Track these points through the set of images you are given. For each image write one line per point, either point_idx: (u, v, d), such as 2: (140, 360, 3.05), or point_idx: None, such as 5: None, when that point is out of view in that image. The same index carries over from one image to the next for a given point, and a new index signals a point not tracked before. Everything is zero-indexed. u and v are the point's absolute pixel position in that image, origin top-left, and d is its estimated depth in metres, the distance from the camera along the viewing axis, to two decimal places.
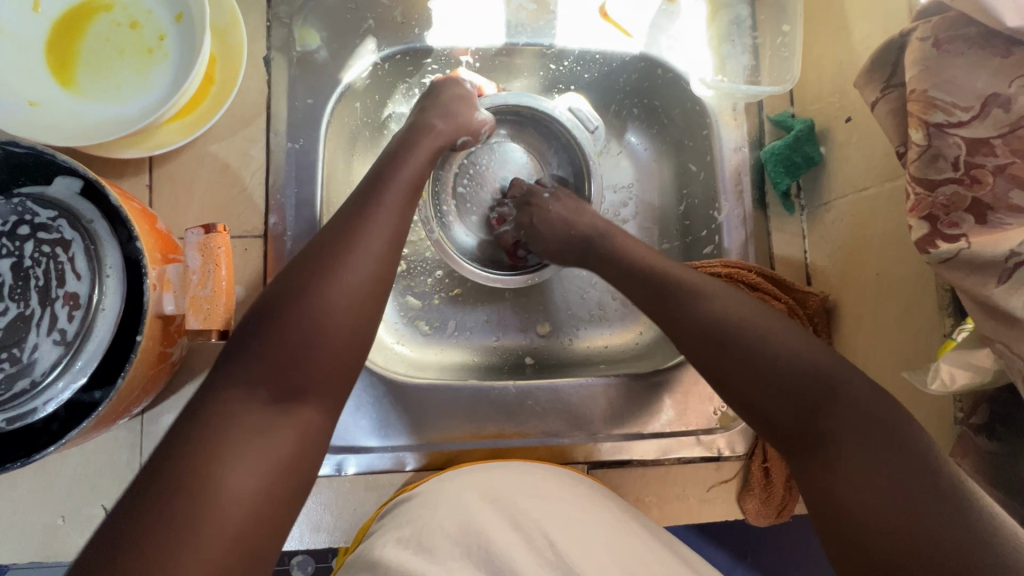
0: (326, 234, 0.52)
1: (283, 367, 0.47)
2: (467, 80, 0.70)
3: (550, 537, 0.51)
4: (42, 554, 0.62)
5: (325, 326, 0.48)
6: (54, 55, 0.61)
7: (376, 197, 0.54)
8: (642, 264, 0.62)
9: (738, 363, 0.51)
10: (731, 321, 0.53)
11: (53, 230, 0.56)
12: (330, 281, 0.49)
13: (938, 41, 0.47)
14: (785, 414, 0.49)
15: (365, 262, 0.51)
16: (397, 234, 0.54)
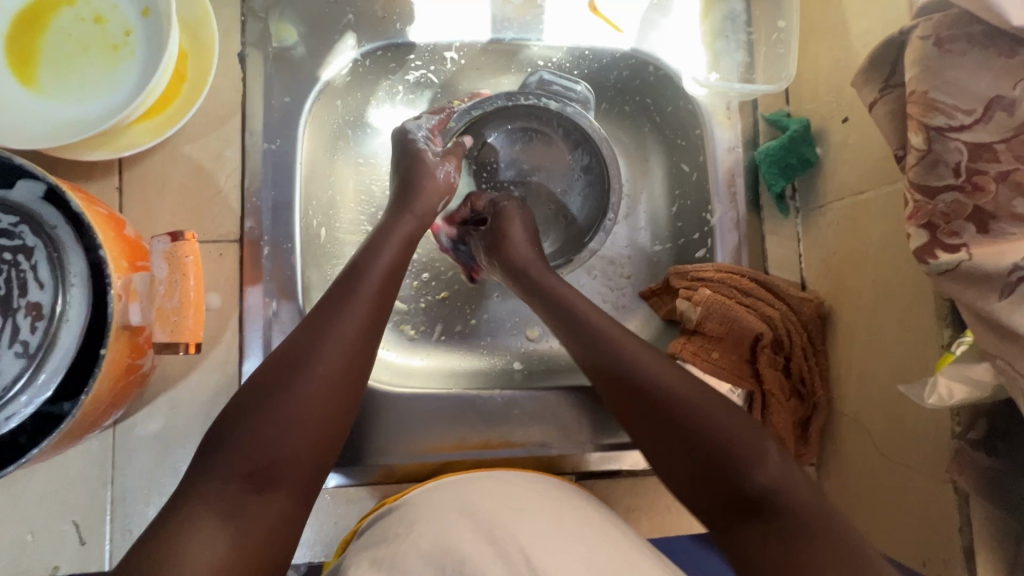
0: (301, 327, 0.52)
1: (247, 457, 0.45)
2: (419, 120, 0.66)
3: (526, 551, 0.47)
4: (12, 571, 0.60)
5: (294, 418, 0.47)
6: (15, 52, 0.58)
7: (354, 284, 0.54)
8: (574, 316, 0.59)
9: (659, 435, 0.51)
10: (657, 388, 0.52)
11: (15, 236, 0.53)
12: (302, 374, 0.48)
13: (939, 40, 0.45)
14: (702, 489, 0.48)
15: (336, 352, 0.50)
16: (373, 321, 0.53)
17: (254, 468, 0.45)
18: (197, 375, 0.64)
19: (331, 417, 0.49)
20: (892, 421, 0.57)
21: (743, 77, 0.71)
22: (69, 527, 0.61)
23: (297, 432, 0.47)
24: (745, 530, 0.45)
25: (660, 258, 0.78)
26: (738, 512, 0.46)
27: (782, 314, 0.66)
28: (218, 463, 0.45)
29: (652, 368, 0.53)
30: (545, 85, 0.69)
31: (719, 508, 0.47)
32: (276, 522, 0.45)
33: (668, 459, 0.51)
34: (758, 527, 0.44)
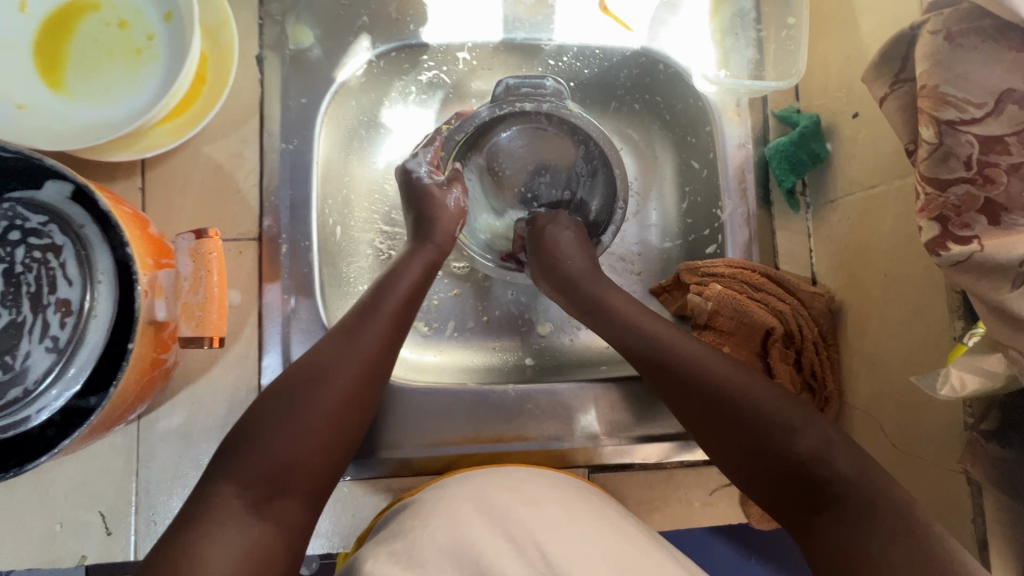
0: (324, 343, 0.55)
1: (265, 460, 0.48)
2: (416, 160, 0.67)
3: (542, 547, 0.49)
4: (40, 560, 0.62)
5: (313, 428, 0.50)
6: (43, 57, 0.60)
7: (375, 302, 0.58)
8: (623, 317, 0.62)
9: (724, 432, 0.54)
10: (715, 386, 0.55)
11: (44, 234, 0.55)
12: (322, 386, 0.52)
13: (950, 35, 0.45)
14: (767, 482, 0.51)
15: (354, 366, 0.53)
16: (393, 337, 0.57)
17: (272, 470, 0.48)
18: (217, 371, 0.66)
19: (346, 427, 0.52)
20: (903, 415, 0.57)
21: (753, 74, 0.71)
22: (95, 518, 0.63)
23: (311, 440, 0.50)
24: (814, 522, 0.48)
25: (671, 254, 0.79)
26: (806, 506, 0.49)
27: (792, 309, 0.67)
28: (240, 465, 0.48)
29: (716, 369, 0.56)
30: (512, 92, 0.65)
31: (786, 500, 0.50)
32: (291, 524, 0.48)
33: (730, 455, 0.53)
34: (825, 520, 0.47)
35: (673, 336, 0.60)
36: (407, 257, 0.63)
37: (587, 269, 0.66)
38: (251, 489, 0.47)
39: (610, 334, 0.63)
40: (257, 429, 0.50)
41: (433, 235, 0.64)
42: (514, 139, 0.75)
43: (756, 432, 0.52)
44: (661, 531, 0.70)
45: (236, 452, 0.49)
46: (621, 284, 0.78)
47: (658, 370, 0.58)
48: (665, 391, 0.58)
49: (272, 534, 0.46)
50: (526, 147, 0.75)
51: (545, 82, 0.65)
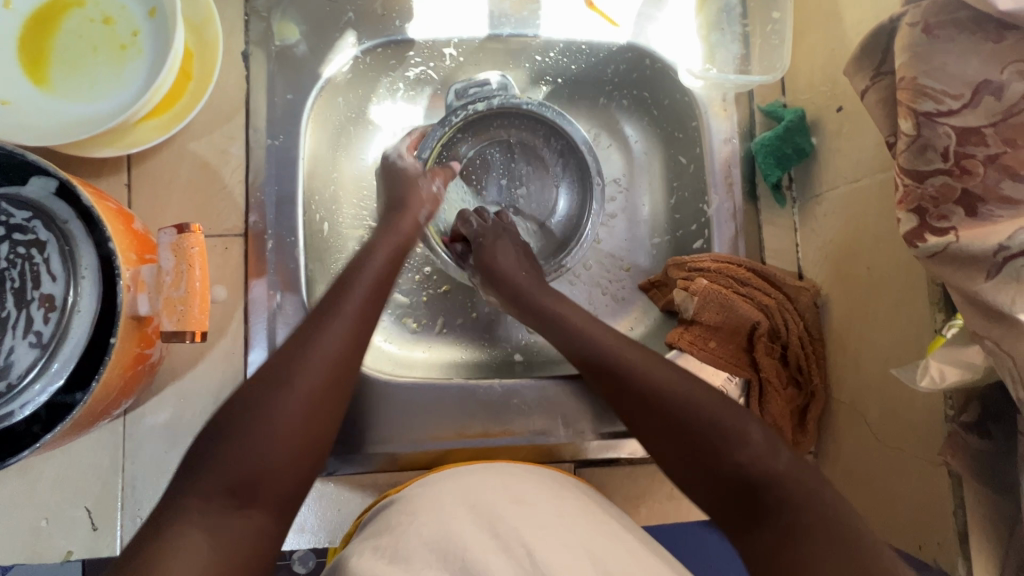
0: (287, 344, 0.53)
1: (234, 470, 0.47)
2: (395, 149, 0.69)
3: (528, 545, 0.48)
4: (27, 555, 0.62)
5: (279, 433, 0.49)
6: (27, 53, 0.60)
7: (339, 298, 0.55)
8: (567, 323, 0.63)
9: (672, 439, 0.54)
10: (657, 390, 0.56)
11: (28, 231, 0.55)
12: (286, 389, 0.50)
13: (928, 26, 0.45)
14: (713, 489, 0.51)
15: (323, 367, 0.52)
16: (358, 335, 0.54)
17: (236, 482, 0.47)
18: (204, 366, 0.66)
19: (314, 430, 0.50)
20: (887, 408, 0.57)
21: (739, 68, 0.71)
22: (81, 513, 0.63)
23: (286, 432, 0.49)
24: (751, 530, 0.47)
25: (658, 250, 0.79)
26: (746, 516, 0.48)
27: (778, 304, 0.67)
28: (213, 458, 0.47)
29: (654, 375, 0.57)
30: (462, 96, 0.70)
31: (725, 506, 0.50)
32: (257, 535, 0.47)
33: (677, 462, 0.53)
34: (763, 532, 0.46)
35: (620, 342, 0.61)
36: (370, 247, 0.61)
37: (532, 282, 0.67)
38: (215, 502, 0.46)
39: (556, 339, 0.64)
40: (222, 437, 0.48)
41: (396, 223, 0.63)
42: (488, 147, 0.76)
43: (704, 441, 0.52)
44: (648, 526, 0.70)
45: (201, 463, 0.47)
46: (609, 280, 0.78)
47: (600, 375, 0.60)
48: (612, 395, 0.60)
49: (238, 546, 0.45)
50: (504, 152, 0.76)
51: (490, 82, 0.70)
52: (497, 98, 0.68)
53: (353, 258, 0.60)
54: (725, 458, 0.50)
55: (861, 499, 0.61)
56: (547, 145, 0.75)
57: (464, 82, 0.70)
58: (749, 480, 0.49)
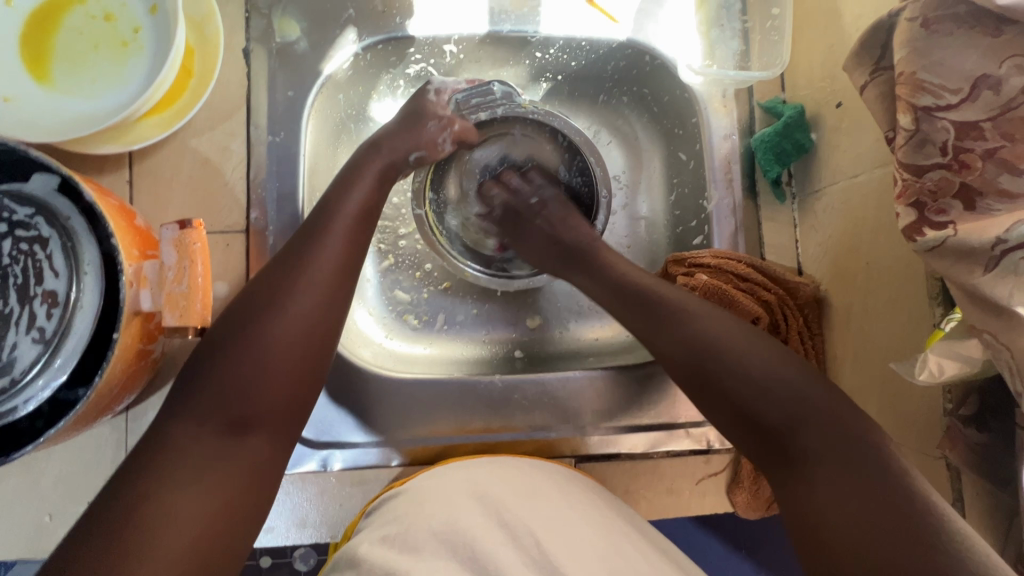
0: (271, 269, 0.53)
1: (229, 401, 0.48)
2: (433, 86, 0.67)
3: (536, 535, 0.50)
4: (31, 551, 0.62)
5: (269, 362, 0.49)
6: (29, 50, 0.61)
7: (324, 223, 0.55)
8: (615, 281, 0.64)
9: (709, 381, 0.54)
10: (703, 334, 0.56)
11: (31, 226, 0.55)
12: (269, 318, 0.50)
13: (927, 21, 0.45)
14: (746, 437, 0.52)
15: (311, 291, 0.52)
16: (346, 259, 0.54)
17: (233, 413, 0.48)
18: None
19: (305, 356, 0.51)
20: (886, 402, 0.58)
21: (738, 65, 0.71)
22: (84, 509, 0.63)
23: (274, 375, 0.49)
24: (781, 473, 0.49)
25: (658, 246, 0.79)
26: (779, 461, 0.50)
27: (778, 299, 0.67)
28: (202, 401, 0.48)
29: (694, 320, 0.57)
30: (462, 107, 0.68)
31: (762, 448, 0.51)
32: (256, 462, 0.48)
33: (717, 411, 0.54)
34: (790, 476, 0.49)
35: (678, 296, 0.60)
36: (357, 168, 0.61)
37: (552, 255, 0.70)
38: (212, 433, 0.47)
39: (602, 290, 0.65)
40: (213, 362, 0.49)
41: (384, 144, 0.63)
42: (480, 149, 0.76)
43: (742, 391, 0.52)
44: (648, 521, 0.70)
45: (193, 390, 0.48)
46: None
47: (649, 331, 0.60)
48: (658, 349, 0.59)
49: (240, 472, 0.47)
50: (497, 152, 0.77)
51: (495, 90, 0.68)
52: (501, 107, 0.68)
53: (337, 181, 0.60)
54: (771, 403, 0.51)
55: None
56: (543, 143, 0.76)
57: (465, 89, 0.68)
58: (779, 430, 0.50)
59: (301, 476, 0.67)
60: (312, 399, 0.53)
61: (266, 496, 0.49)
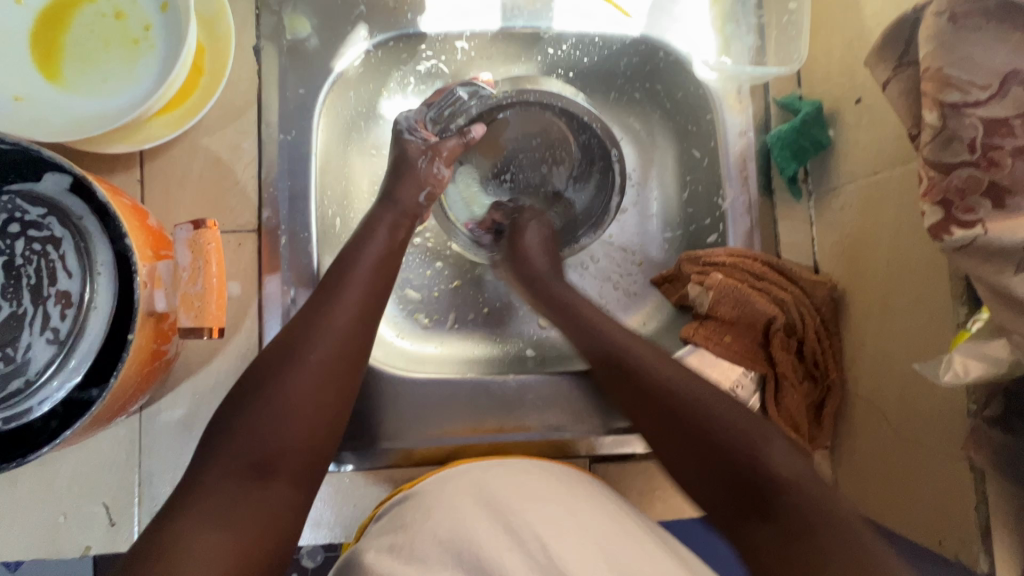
0: (295, 323, 0.55)
1: (251, 449, 0.48)
2: (407, 116, 0.66)
3: (543, 539, 0.49)
4: (47, 551, 0.62)
5: (292, 410, 0.50)
6: (39, 48, 0.60)
7: (344, 273, 0.57)
8: (578, 316, 0.63)
9: (668, 433, 0.53)
10: (654, 380, 0.55)
11: (44, 227, 0.55)
12: (299, 361, 0.52)
13: (955, 15, 0.44)
14: (713, 489, 0.49)
15: (330, 338, 0.54)
16: (365, 310, 0.56)
17: (258, 457, 0.48)
18: (218, 362, 0.66)
19: (327, 405, 0.52)
20: (906, 403, 0.57)
21: (754, 61, 0.70)
22: (98, 509, 0.63)
23: (302, 420, 0.51)
24: (753, 528, 0.45)
25: (671, 244, 0.78)
26: (745, 506, 0.46)
27: (795, 298, 0.67)
28: (233, 447, 0.48)
29: (650, 365, 0.57)
30: (439, 121, 0.66)
31: (726, 502, 0.48)
32: (280, 504, 0.48)
33: (682, 466, 0.51)
34: (765, 525, 0.44)
35: (634, 342, 0.59)
36: (371, 223, 0.62)
37: (549, 269, 0.67)
38: (236, 476, 0.47)
39: (570, 332, 0.63)
40: (239, 415, 0.50)
41: (395, 194, 0.63)
42: (503, 141, 0.74)
43: (699, 438, 0.50)
44: (663, 521, 0.70)
45: (223, 438, 0.49)
46: (620, 274, 0.78)
47: (622, 381, 0.57)
48: (625, 400, 0.57)
49: (264, 514, 0.47)
50: (524, 136, 0.73)
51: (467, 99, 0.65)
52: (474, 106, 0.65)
53: (354, 237, 0.61)
54: (733, 452, 0.48)
55: (879, 491, 0.60)
56: (573, 133, 0.72)
57: (433, 104, 0.66)
58: (751, 482, 0.46)
59: None
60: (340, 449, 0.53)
61: (290, 541, 0.48)
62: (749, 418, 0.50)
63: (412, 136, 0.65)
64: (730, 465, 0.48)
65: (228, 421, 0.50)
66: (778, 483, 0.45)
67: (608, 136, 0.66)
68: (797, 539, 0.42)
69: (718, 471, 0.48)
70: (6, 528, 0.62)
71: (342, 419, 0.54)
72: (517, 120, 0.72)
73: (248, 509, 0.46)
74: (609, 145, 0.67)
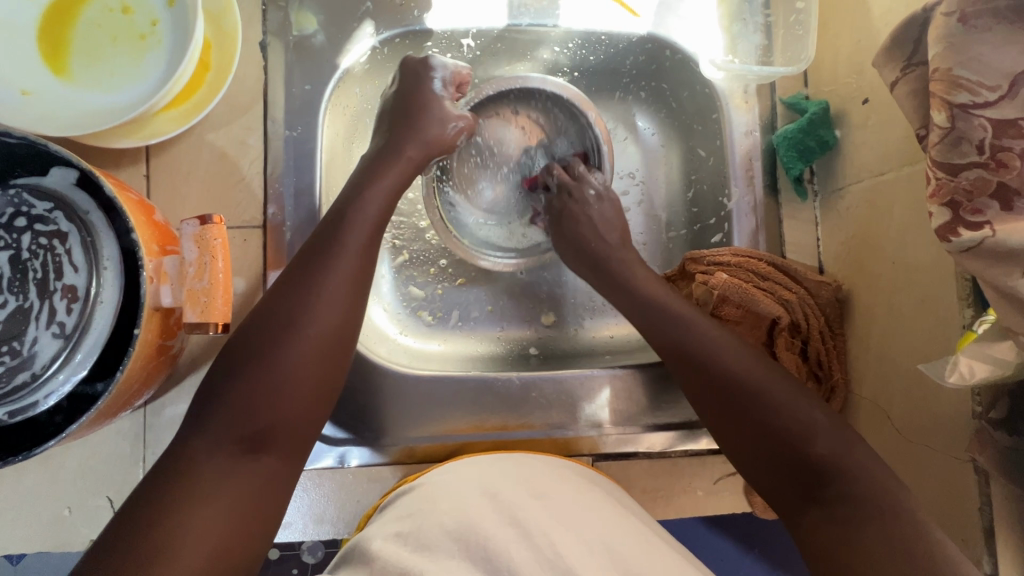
0: (279, 287, 0.53)
1: (244, 420, 0.48)
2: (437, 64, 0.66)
3: (550, 538, 0.48)
4: (51, 544, 0.63)
5: (287, 385, 0.50)
6: (46, 43, 0.60)
7: (336, 240, 0.55)
8: (648, 300, 0.63)
9: (735, 424, 0.54)
10: (730, 370, 0.56)
11: (51, 221, 0.55)
12: (287, 336, 0.51)
13: (965, 16, 0.44)
14: (767, 471, 0.52)
15: (326, 313, 0.52)
16: (359, 283, 0.55)
17: (250, 431, 0.48)
18: None
19: (322, 380, 0.52)
20: (910, 401, 0.57)
21: (760, 60, 0.70)
22: (103, 502, 0.63)
23: (299, 397, 0.50)
24: (806, 513, 0.49)
25: (675, 244, 0.78)
26: (810, 496, 0.49)
27: (799, 298, 0.67)
28: (219, 420, 0.48)
29: (728, 356, 0.57)
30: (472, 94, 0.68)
31: (789, 492, 0.50)
32: (271, 476, 0.49)
33: (740, 444, 0.54)
34: (824, 512, 0.47)
35: (700, 324, 0.60)
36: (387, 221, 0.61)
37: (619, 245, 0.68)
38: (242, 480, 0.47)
39: (641, 317, 0.63)
40: (229, 385, 0.49)
41: None
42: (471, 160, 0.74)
43: (770, 434, 0.52)
44: (665, 520, 0.70)
45: (210, 407, 0.49)
46: None
47: (692, 370, 0.58)
48: (690, 387, 0.58)
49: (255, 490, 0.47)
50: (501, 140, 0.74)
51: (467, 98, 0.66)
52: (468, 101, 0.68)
53: (343, 196, 0.59)
54: (804, 450, 0.50)
55: None
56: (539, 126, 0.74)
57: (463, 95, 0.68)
58: (820, 474, 0.49)
59: (318, 472, 0.67)
60: None
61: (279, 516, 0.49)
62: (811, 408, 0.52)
63: (438, 84, 0.65)
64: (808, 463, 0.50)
65: (210, 395, 0.49)
66: (834, 477, 0.48)
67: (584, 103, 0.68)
68: (856, 525, 0.45)
69: (776, 457, 0.51)
70: (10, 519, 0.62)
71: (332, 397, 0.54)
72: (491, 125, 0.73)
73: (235, 490, 0.46)
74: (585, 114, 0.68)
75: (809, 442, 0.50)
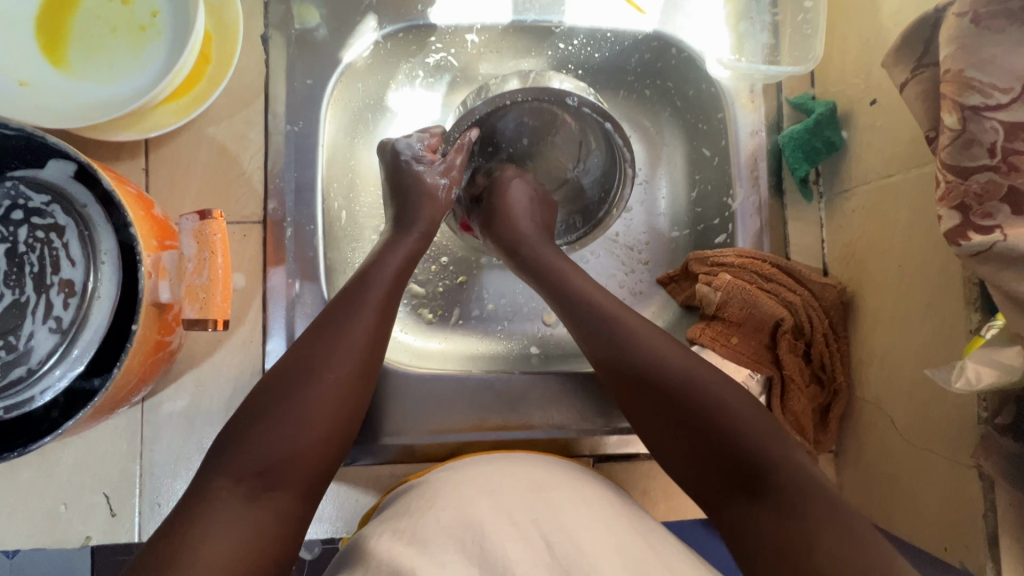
0: (304, 339, 0.54)
1: (262, 456, 0.48)
2: (407, 142, 0.66)
3: (547, 535, 0.47)
4: (46, 540, 0.62)
5: (305, 420, 0.50)
6: (44, 35, 0.59)
7: (363, 291, 0.56)
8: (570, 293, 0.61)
9: (662, 419, 0.53)
10: (651, 363, 0.55)
11: (47, 215, 0.55)
12: (313, 380, 0.51)
13: (977, 17, 0.43)
14: (695, 468, 0.51)
15: (348, 358, 0.53)
16: (380, 327, 0.55)
17: (266, 463, 0.48)
18: (222, 354, 0.65)
19: (339, 422, 0.51)
20: (914, 409, 0.57)
21: (768, 59, 0.69)
22: (100, 499, 0.63)
23: (314, 431, 0.50)
24: (738, 503, 0.47)
25: (678, 244, 0.78)
26: (739, 490, 0.48)
27: (804, 301, 0.66)
28: (239, 457, 0.48)
29: (650, 346, 0.56)
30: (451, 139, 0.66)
31: (714, 487, 0.49)
32: (288, 515, 0.48)
33: (668, 442, 0.53)
34: (755, 503, 0.46)
35: (626, 316, 0.59)
36: None
37: (536, 234, 0.66)
38: (243, 484, 0.47)
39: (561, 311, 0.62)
40: (252, 426, 0.49)
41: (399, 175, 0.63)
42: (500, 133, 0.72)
43: (698, 424, 0.51)
44: (665, 521, 0.70)
45: (230, 448, 0.48)
46: (626, 272, 0.77)
47: (616, 363, 0.57)
48: (616, 380, 0.57)
49: (269, 527, 0.46)
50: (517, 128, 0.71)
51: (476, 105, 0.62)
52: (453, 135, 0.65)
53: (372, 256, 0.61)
54: (725, 440, 0.49)
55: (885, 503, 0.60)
56: (571, 118, 0.70)
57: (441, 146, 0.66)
58: (749, 465, 0.48)
59: None
60: (343, 450, 0.53)
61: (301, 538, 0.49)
62: (733, 396, 0.51)
63: (418, 163, 0.65)
64: (735, 454, 0.48)
65: (233, 436, 0.49)
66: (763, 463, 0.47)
67: (600, 111, 0.63)
68: (789, 515, 0.44)
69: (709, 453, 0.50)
70: (5, 515, 0.62)
71: (352, 435, 0.53)
72: (513, 116, 0.69)
73: (249, 528, 0.45)
74: (603, 119, 0.63)
75: (732, 429, 0.49)
